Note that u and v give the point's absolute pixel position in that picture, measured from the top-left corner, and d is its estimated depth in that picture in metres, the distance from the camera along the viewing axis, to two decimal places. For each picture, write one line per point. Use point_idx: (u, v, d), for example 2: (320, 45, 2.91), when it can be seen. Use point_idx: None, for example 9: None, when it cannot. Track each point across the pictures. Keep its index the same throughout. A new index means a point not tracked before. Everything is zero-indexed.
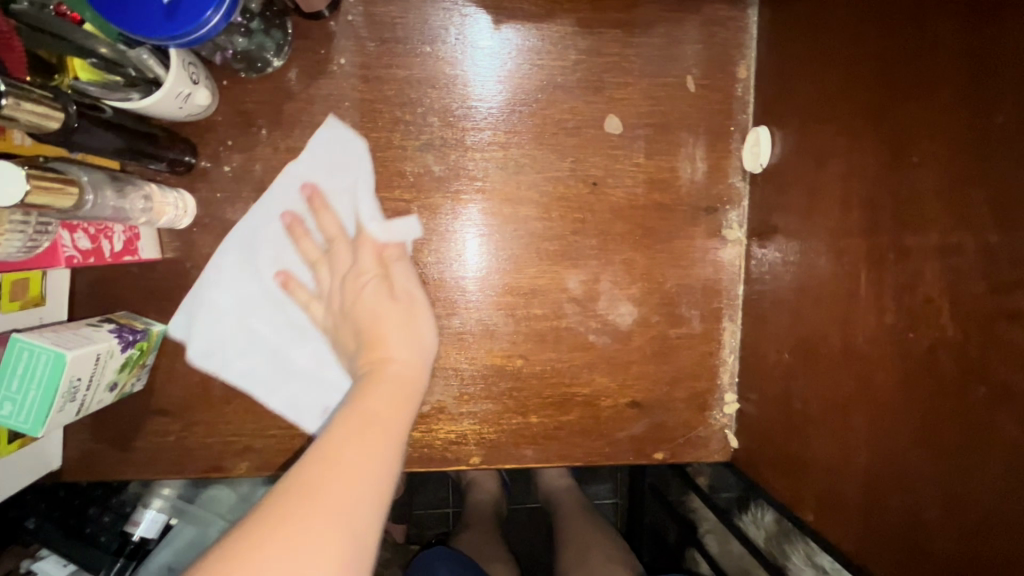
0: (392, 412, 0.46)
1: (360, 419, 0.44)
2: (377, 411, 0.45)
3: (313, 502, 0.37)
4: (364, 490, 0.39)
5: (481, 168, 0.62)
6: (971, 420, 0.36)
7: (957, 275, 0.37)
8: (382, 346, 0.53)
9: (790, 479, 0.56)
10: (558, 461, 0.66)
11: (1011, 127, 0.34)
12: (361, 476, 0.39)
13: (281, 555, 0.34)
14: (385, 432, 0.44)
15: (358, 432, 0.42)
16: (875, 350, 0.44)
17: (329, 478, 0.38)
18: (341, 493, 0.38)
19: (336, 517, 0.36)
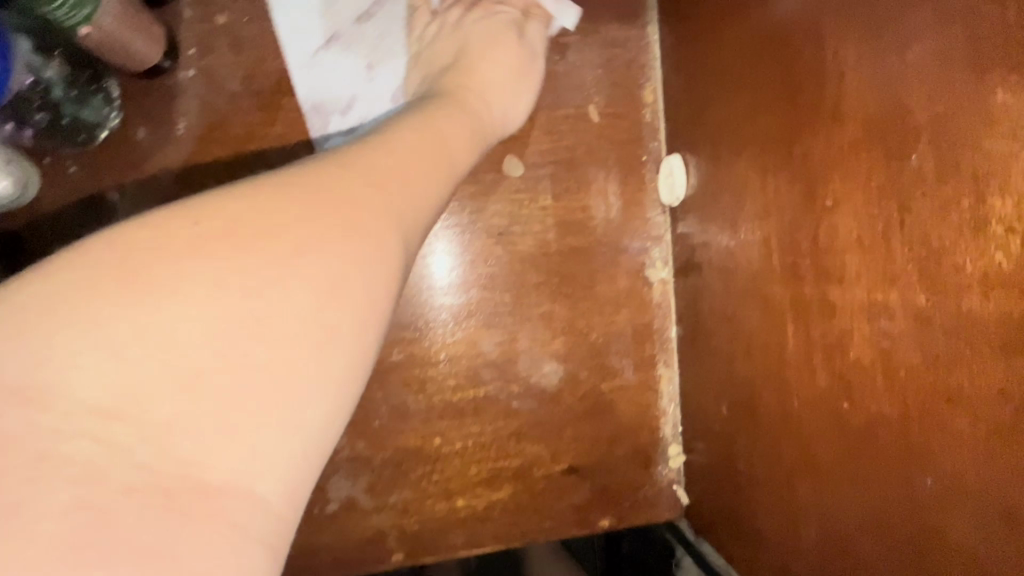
0: (449, 151, 0.42)
1: (419, 136, 0.40)
2: (445, 133, 0.43)
3: (361, 197, 0.33)
4: (406, 223, 0.35)
5: None
6: (921, 516, 0.30)
7: (887, 343, 0.31)
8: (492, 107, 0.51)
9: (743, 548, 0.50)
10: (494, 544, 0.59)
11: (925, 170, 0.28)
12: (408, 204, 0.36)
13: (324, 208, 0.31)
14: (441, 181, 0.40)
15: (416, 146, 0.39)
16: (812, 417, 0.39)
17: (375, 160, 0.36)
18: (379, 199, 0.34)
19: (385, 194, 0.35)
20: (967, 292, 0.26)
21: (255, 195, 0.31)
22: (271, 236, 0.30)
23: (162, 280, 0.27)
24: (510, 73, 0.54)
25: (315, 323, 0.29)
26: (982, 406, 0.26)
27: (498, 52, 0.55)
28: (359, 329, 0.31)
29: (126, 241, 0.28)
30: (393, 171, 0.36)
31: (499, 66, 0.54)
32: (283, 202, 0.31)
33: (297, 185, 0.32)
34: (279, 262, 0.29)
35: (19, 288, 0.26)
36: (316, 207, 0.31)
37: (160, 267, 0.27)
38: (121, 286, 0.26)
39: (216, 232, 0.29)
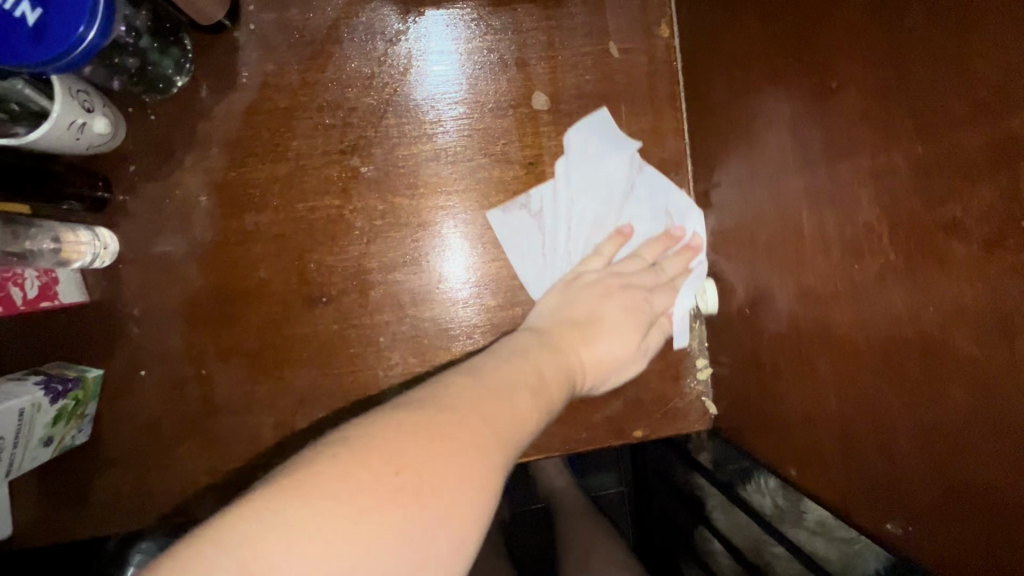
0: (540, 360, 0.45)
1: (509, 358, 0.44)
2: (552, 379, 0.44)
3: (490, 404, 0.36)
4: (521, 416, 0.38)
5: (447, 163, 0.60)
6: (926, 345, 0.34)
7: (891, 197, 0.35)
8: (587, 326, 0.52)
9: (770, 439, 0.54)
10: (537, 453, 0.64)
11: (917, 30, 0.32)
12: (517, 395, 0.39)
13: (460, 420, 0.34)
14: (545, 383, 0.43)
15: (517, 374, 0.41)
16: (829, 288, 0.43)
17: (495, 378, 0.39)
18: (504, 410, 0.37)
19: (499, 416, 0.36)
20: (956, 128, 0.30)
21: (414, 413, 0.33)
22: (448, 451, 0.31)
23: (400, 483, 0.29)
24: (617, 340, 0.54)
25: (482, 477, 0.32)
26: (972, 226, 0.30)
27: (627, 311, 0.55)
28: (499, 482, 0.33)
29: (351, 463, 0.28)
30: (500, 388, 0.38)
31: (618, 333, 0.54)
32: (444, 416, 0.33)
33: (435, 410, 0.33)
34: (454, 454, 0.31)
35: (241, 513, 0.26)
36: (463, 417, 0.34)
37: (377, 503, 0.27)
38: (326, 495, 0.27)
39: (404, 488, 0.28)
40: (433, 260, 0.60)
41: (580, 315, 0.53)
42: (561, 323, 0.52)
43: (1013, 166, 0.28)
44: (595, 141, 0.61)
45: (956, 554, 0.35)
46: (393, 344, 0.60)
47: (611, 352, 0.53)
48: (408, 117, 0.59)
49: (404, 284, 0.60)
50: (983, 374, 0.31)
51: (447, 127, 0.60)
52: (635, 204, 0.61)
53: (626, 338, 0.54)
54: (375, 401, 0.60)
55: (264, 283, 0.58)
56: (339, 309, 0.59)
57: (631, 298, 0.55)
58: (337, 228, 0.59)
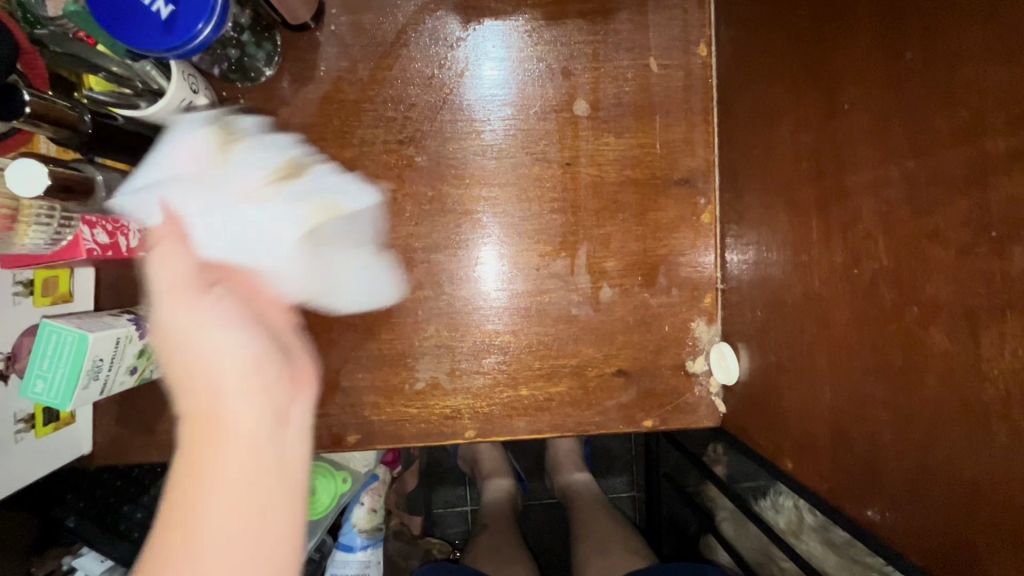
0: (222, 398, 0.36)
1: (175, 509, 0.33)
2: (210, 330, 0.39)
3: (207, 354, 0.38)
4: (240, 429, 0.36)
5: (494, 163, 0.66)
6: (909, 340, 0.38)
7: (886, 207, 0.39)
8: (208, 395, 0.37)
9: (771, 433, 0.58)
10: (551, 431, 0.69)
11: (917, 59, 0.36)
12: (232, 322, 0.40)
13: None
14: (246, 361, 0.39)
15: (190, 360, 0.38)
16: (829, 291, 0.46)
17: (201, 434, 0.36)
18: (222, 336, 0.39)
19: (217, 365, 0.38)
20: (942, 148, 0.34)
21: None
22: (226, 426, 0.36)
23: (191, 532, 0.33)
24: (240, 357, 0.38)
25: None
26: (949, 235, 0.34)
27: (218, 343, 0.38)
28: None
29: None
30: (222, 329, 0.39)
31: (227, 346, 0.38)
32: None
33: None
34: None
35: None
36: (203, 383, 0.37)
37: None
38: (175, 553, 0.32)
39: (180, 548, 0.33)
40: (472, 275, 0.67)
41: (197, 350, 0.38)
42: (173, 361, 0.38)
43: (985, 181, 0.32)
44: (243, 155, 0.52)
45: (922, 533, 0.39)
46: (429, 317, 0.67)
47: (230, 370, 0.38)
48: (461, 116, 0.66)
49: (444, 264, 0.67)
50: (954, 366, 0.34)
51: (493, 129, 0.66)
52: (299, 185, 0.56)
53: (231, 351, 0.38)
54: (408, 366, 0.67)
55: None
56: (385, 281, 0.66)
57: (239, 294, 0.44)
58: (389, 210, 0.66)
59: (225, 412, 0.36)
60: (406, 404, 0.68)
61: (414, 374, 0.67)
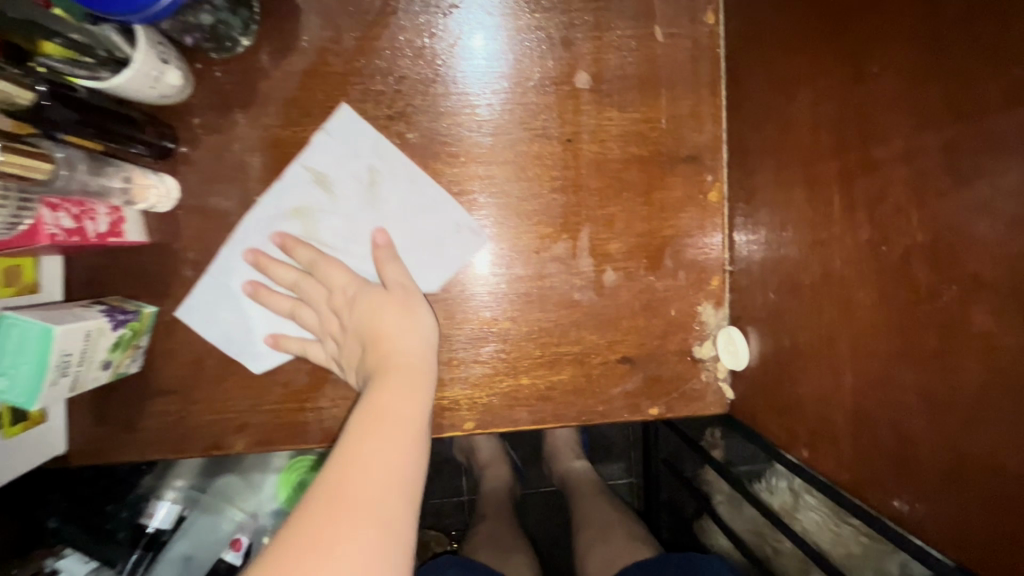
0: (372, 445, 0.44)
1: (372, 418, 0.47)
2: (421, 316, 0.57)
3: (417, 376, 0.52)
4: (414, 359, 0.54)
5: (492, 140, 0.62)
6: (946, 321, 0.35)
7: (921, 178, 0.36)
8: (392, 342, 0.55)
9: (785, 420, 0.55)
10: (554, 422, 0.66)
11: (962, 13, 0.33)
12: (414, 323, 0.56)
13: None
14: (416, 399, 0.50)
15: (416, 329, 0.56)
16: (852, 270, 0.44)
17: (377, 410, 0.47)
18: (410, 320, 0.57)
19: (419, 375, 0.52)
20: (990, 110, 0.31)
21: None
22: (397, 409, 0.48)
23: (353, 468, 0.42)
24: (421, 333, 0.56)
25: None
26: (998, 205, 0.31)
27: (389, 311, 0.57)
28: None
29: (326, 492, 0.40)
30: (404, 343, 0.55)
31: (404, 338, 0.55)
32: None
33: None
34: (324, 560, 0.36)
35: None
36: (409, 386, 0.51)
37: (340, 476, 0.41)
38: (344, 477, 0.41)
39: (342, 478, 0.41)
40: (468, 257, 0.63)
41: (376, 329, 0.56)
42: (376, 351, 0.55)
43: None
44: (341, 134, 0.61)
45: (957, 525, 0.36)
46: (425, 304, 0.64)
47: (410, 347, 0.55)
48: (455, 89, 0.62)
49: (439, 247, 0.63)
50: (999, 348, 0.32)
51: (491, 104, 0.62)
52: (361, 166, 0.62)
53: (421, 310, 0.58)
54: None
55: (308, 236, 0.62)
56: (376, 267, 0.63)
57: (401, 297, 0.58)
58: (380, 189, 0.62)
59: (404, 351, 0.54)
60: None
61: None
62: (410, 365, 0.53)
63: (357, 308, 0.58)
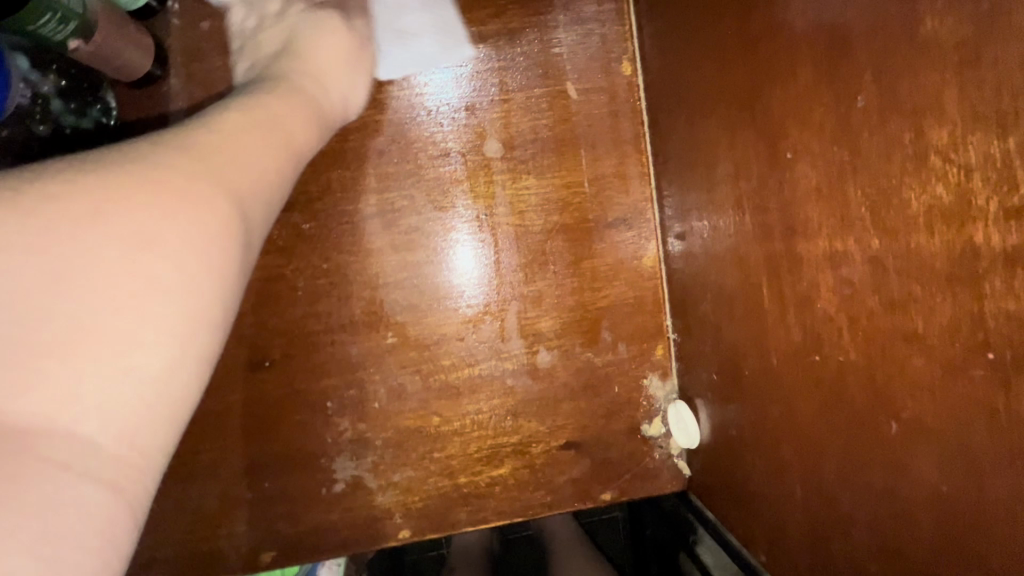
0: (247, 150, 0.40)
1: (265, 122, 0.43)
2: (347, 107, 0.53)
3: (315, 110, 0.49)
4: (328, 119, 0.51)
5: (398, 220, 0.56)
6: (889, 459, 0.30)
7: (849, 290, 0.31)
8: (324, 76, 0.52)
9: (742, 515, 0.50)
10: (498, 519, 0.60)
11: (871, 108, 0.28)
12: (340, 51, 0.55)
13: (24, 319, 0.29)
14: (297, 139, 0.46)
15: (333, 65, 0.54)
16: (789, 373, 0.38)
17: (268, 115, 0.44)
18: (333, 45, 0.55)
19: (311, 128, 0.48)
20: (913, 228, 0.26)
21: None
22: (279, 141, 0.43)
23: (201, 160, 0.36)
24: (350, 94, 0.54)
25: (111, 333, 0.30)
26: (932, 341, 0.26)
27: (333, 46, 0.55)
28: (171, 348, 0.32)
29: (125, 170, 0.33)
30: (313, 87, 0.51)
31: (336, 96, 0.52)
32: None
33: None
34: (97, 219, 0.31)
35: None
36: (308, 121, 0.48)
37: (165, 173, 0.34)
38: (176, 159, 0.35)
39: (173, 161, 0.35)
40: (443, 270, 0.57)
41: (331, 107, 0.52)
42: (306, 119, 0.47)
43: (976, 282, 0.23)
44: None
45: None
46: (342, 408, 0.57)
47: (337, 100, 0.52)
48: (351, 169, 0.55)
49: (349, 344, 0.56)
50: (948, 507, 0.27)
51: (394, 180, 0.56)
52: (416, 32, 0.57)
53: (354, 103, 0.54)
54: (323, 467, 0.57)
55: None
56: (284, 373, 0.56)
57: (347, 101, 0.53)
58: (276, 287, 0.55)
59: (334, 100, 0.52)
60: (325, 511, 0.58)
61: (330, 476, 0.58)
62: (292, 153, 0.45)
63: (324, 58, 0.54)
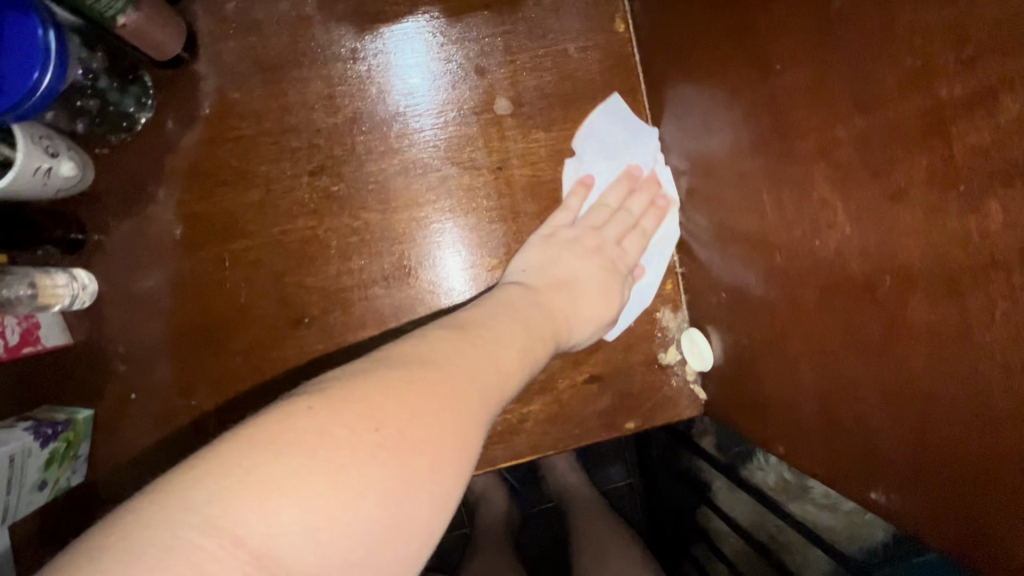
0: (478, 404, 0.37)
1: (487, 335, 0.43)
2: (580, 300, 0.55)
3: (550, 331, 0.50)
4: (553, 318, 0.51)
5: (421, 178, 0.60)
6: (887, 310, 0.35)
7: (841, 172, 0.36)
8: (565, 285, 0.55)
9: (758, 418, 0.55)
10: (531, 454, 0.64)
11: (847, 4, 0.33)
12: (573, 263, 0.57)
13: (398, 464, 0.30)
14: (529, 354, 0.45)
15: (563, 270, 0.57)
16: (793, 266, 0.43)
17: (513, 356, 0.43)
18: (578, 260, 0.58)
19: (539, 335, 0.48)
20: (890, 100, 0.31)
21: (261, 433, 0.28)
22: (502, 370, 0.41)
23: (422, 381, 0.34)
24: (588, 287, 0.57)
25: (379, 518, 0.28)
26: (913, 194, 0.31)
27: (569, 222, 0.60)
28: (386, 480, 0.29)
29: (328, 412, 0.30)
30: (558, 302, 0.53)
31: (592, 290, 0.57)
32: (296, 455, 0.28)
33: (307, 435, 0.28)
34: (362, 478, 0.28)
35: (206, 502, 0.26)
36: (532, 332, 0.47)
37: (360, 456, 0.29)
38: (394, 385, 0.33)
39: (385, 441, 0.30)
40: (431, 270, 0.61)
41: (562, 276, 0.56)
42: (544, 286, 0.54)
43: (946, 130, 0.28)
44: None
45: (933, 515, 0.35)
46: None
47: (577, 310, 0.55)
48: (374, 133, 0.59)
49: (383, 298, 0.60)
50: (940, 334, 0.31)
51: (415, 141, 0.60)
52: (638, 153, 0.62)
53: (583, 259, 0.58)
54: None
55: (244, 308, 0.59)
56: (323, 328, 0.60)
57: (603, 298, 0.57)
58: (311, 247, 0.59)
59: (574, 321, 0.54)
60: None
61: None
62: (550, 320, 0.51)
63: (547, 244, 0.58)
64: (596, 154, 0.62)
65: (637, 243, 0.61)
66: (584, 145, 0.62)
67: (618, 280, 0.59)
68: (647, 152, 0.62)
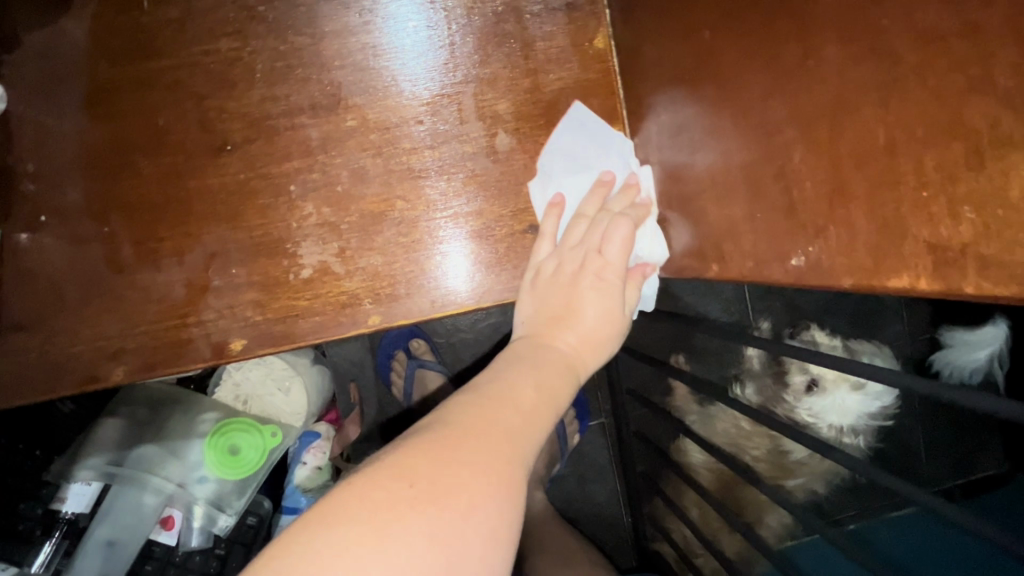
0: (521, 434, 0.37)
1: (514, 368, 0.44)
2: (589, 332, 0.50)
3: (569, 367, 0.47)
4: (572, 358, 0.48)
5: (358, 8, 0.57)
6: (803, 22, 0.32)
7: None
8: (571, 319, 0.50)
9: (697, 247, 0.51)
10: (467, 306, 0.61)
11: None
12: (579, 298, 0.51)
13: (437, 511, 0.30)
14: (557, 384, 0.44)
15: (576, 306, 0.51)
16: (721, 35, 0.40)
17: (541, 385, 0.42)
18: (584, 295, 0.51)
19: (565, 367, 0.47)
20: None
21: (320, 510, 0.31)
22: (534, 395, 0.41)
23: (468, 432, 0.35)
24: (593, 319, 0.51)
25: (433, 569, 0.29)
26: None
27: (571, 257, 0.54)
28: (438, 538, 0.30)
29: (371, 481, 0.31)
30: (563, 340, 0.49)
31: (592, 313, 0.51)
32: (342, 526, 0.29)
33: (349, 508, 0.30)
34: (406, 529, 0.29)
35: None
36: (556, 368, 0.46)
37: (401, 513, 0.30)
38: (434, 439, 0.34)
39: (420, 494, 0.31)
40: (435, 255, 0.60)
41: (563, 307, 0.51)
42: (542, 326, 0.50)
43: None
44: None
45: (843, 251, 0.32)
46: (305, 193, 0.58)
47: (583, 340, 0.49)
48: None
49: (310, 128, 0.58)
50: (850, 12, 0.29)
51: None
52: (609, 165, 0.60)
53: (587, 292, 0.52)
54: (288, 252, 0.58)
55: (163, 132, 0.57)
56: (245, 157, 0.57)
57: (604, 319, 0.51)
58: (235, 71, 0.57)
59: (577, 361, 0.48)
60: (293, 297, 0.58)
61: (297, 262, 0.58)
62: (557, 362, 0.46)
63: (536, 288, 0.54)
64: (563, 168, 0.59)
65: (622, 244, 0.53)
66: (551, 160, 0.60)
67: (617, 295, 0.52)
68: (618, 161, 0.60)
